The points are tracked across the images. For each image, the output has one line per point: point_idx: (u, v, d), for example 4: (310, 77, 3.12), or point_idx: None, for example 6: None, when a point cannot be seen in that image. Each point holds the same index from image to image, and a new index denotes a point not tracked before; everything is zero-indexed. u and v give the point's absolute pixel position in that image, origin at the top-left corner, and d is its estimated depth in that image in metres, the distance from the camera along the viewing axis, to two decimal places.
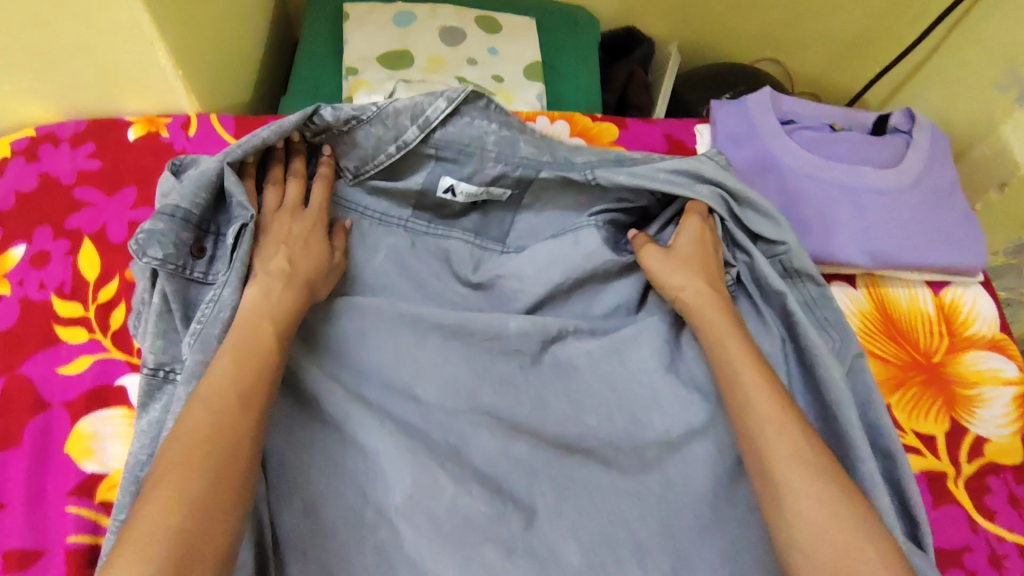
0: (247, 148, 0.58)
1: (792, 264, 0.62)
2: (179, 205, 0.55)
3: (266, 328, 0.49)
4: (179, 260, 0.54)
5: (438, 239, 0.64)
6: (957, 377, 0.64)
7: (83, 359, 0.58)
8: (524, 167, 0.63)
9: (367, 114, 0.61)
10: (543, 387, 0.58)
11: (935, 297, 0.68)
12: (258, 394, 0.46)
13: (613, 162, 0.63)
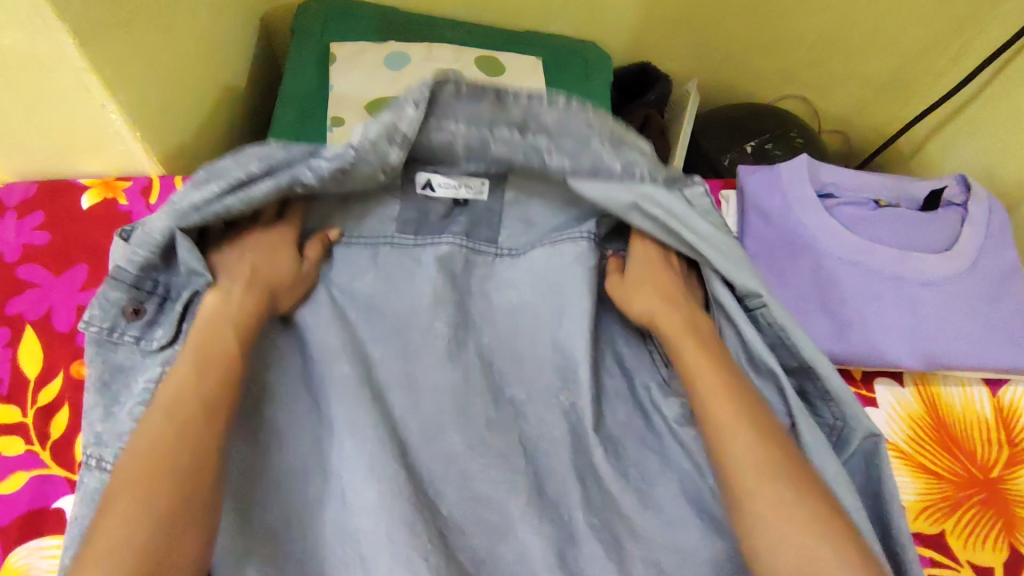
0: (218, 184, 0.52)
1: (771, 319, 0.54)
2: (119, 263, 0.51)
3: (222, 336, 0.45)
4: (107, 323, 0.49)
5: (426, 248, 0.59)
6: (1017, 494, 0.56)
7: (17, 476, 0.51)
8: (495, 164, 0.59)
9: (346, 160, 0.53)
10: (544, 512, 0.50)
11: (992, 398, 0.60)
12: (216, 395, 0.42)
13: (587, 172, 0.58)
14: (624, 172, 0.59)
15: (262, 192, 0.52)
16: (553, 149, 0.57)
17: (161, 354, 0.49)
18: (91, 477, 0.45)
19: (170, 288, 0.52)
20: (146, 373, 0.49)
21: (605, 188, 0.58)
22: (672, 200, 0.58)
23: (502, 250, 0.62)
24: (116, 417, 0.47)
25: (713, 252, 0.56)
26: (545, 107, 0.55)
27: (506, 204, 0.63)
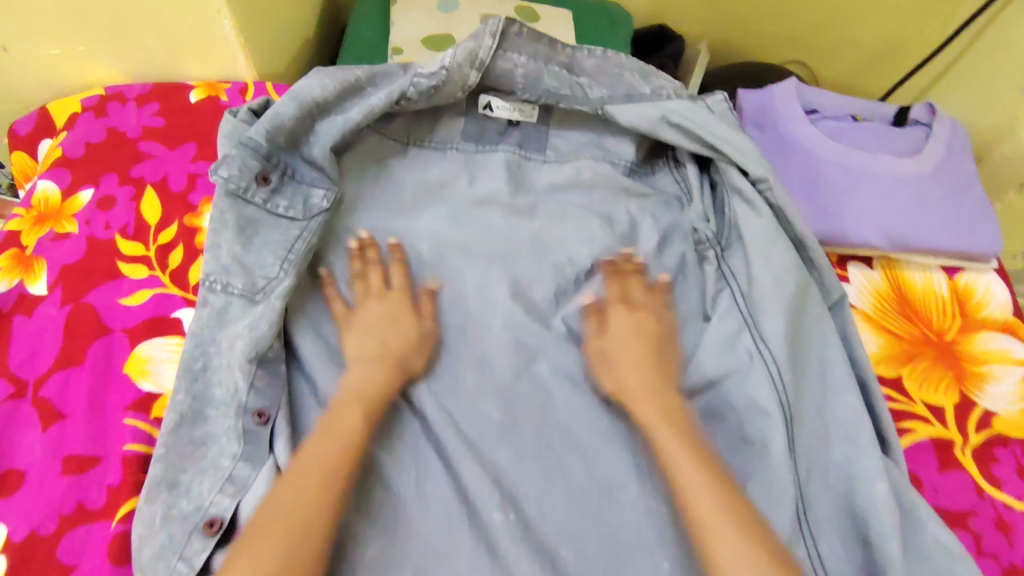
0: (330, 89, 0.66)
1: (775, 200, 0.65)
2: (251, 137, 0.63)
3: (354, 411, 0.53)
4: (243, 183, 0.62)
5: (486, 155, 0.73)
6: (968, 353, 0.66)
7: (143, 293, 0.63)
8: (547, 96, 0.72)
9: (439, 78, 0.67)
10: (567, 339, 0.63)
11: (949, 281, 0.70)
12: (338, 470, 0.49)
13: (623, 97, 0.72)
14: (653, 96, 0.72)
15: (377, 101, 0.66)
16: (592, 85, 0.73)
17: (285, 217, 0.63)
18: (215, 296, 0.58)
19: (290, 165, 0.65)
20: (272, 229, 0.63)
21: (639, 107, 0.71)
22: (696, 113, 0.69)
23: (549, 158, 0.74)
24: (243, 254, 0.61)
25: (731, 151, 0.66)
26: (585, 55, 0.72)
27: (552, 126, 0.75)
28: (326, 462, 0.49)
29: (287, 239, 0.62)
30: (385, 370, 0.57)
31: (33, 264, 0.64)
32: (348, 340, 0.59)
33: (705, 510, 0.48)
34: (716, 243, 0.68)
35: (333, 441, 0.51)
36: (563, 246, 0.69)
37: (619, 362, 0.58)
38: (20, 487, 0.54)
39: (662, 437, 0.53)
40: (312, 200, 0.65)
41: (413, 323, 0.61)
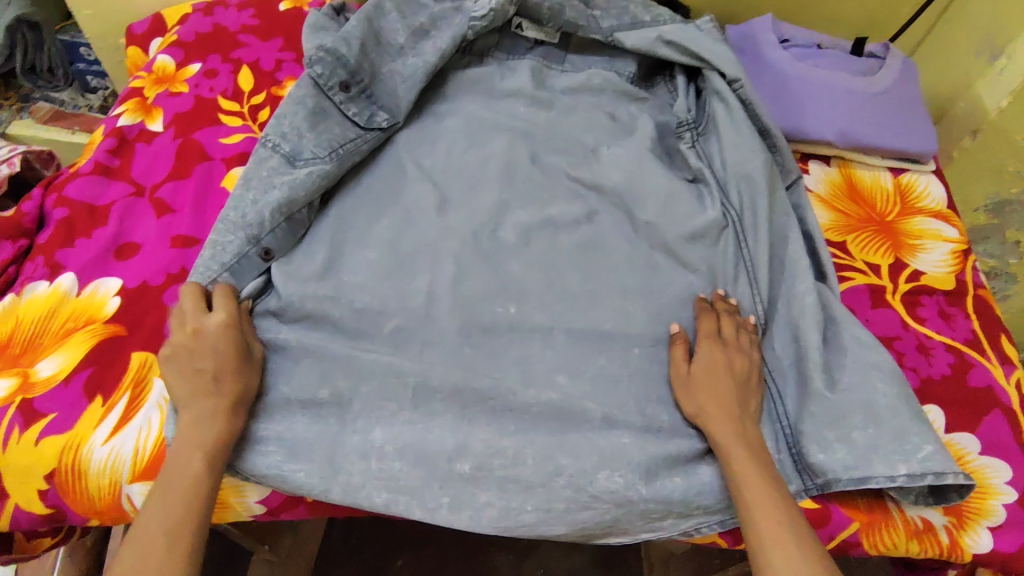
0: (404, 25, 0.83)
1: (746, 95, 0.79)
2: (336, 48, 0.76)
3: (193, 458, 0.53)
4: (327, 81, 0.76)
5: (515, 62, 0.89)
6: (904, 230, 0.79)
7: (238, 135, 0.79)
8: (567, 25, 0.86)
9: (487, 19, 0.83)
10: (570, 191, 0.78)
11: (894, 179, 0.85)
12: (179, 526, 0.51)
13: (629, 25, 0.87)
14: (654, 23, 0.88)
15: (445, 44, 0.81)
16: (604, 16, 0.87)
17: (358, 117, 0.77)
18: (266, 151, 0.72)
19: (369, 87, 0.78)
20: (337, 125, 0.75)
21: (641, 30, 0.86)
22: (685, 31, 0.84)
23: (567, 69, 0.90)
24: (327, 119, 0.76)
25: (712, 57, 0.81)
26: None
27: (571, 49, 0.91)
28: (169, 529, 0.50)
29: (358, 118, 0.77)
30: (224, 408, 0.55)
31: (152, 111, 0.81)
32: (179, 371, 0.57)
33: (768, 531, 0.52)
34: (694, 126, 0.81)
35: (171, 501, 0.51)
36: (572, 129, 0.83)
37: (702, 388, 0.60)
38: (135, 254, 0.68)
39: (727, 455, 0.57)
40: (376, 104, 0.78)
41: (238, 342, 0.58)
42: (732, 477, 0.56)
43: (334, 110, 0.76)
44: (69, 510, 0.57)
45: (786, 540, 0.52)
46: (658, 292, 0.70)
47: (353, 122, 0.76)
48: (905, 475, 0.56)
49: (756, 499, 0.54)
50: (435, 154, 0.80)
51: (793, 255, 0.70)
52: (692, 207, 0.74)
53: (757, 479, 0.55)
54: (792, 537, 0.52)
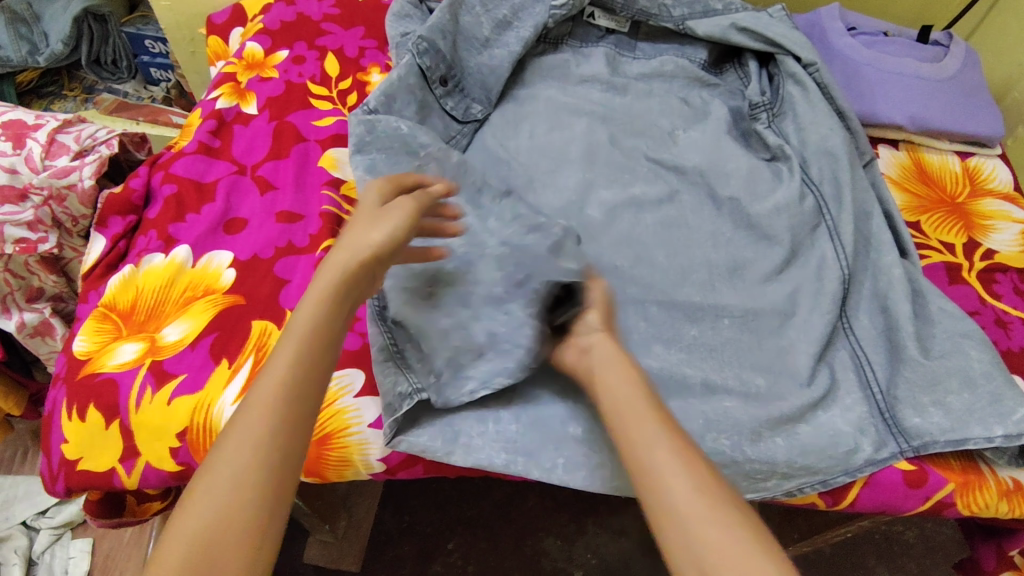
0: (486, 17, 0.86)
1: (821, 79, 0.83)
2: (424, 38, 0.80)
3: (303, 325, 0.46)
4: (434, 71, 0.80)
5: (589, 49, 0.92)
6: (974, 211, 0.82)
7: (330, 118, 0.82)
8: (639, 14, 0.89)
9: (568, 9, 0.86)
10: (651, 171, 0.80)
11: (962, 163, 0.87)
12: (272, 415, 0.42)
13: (701, 14, 0.89)
14: (725, 11, 0.90)
15: (528, 32, 0.85)
16: (676, 5, 0.89)
17: (453, 111, 0.82)
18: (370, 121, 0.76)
19: (461, 80, 0.83)
20: (438, 118, 0.81)
21: (714, 18, 0.88)
22: (758, 18, 0.87)
23: (637, 56, 0.93)
24: (432, 110, 0.81)
25: (788, 43, 0.84)
26: None
27: (641, 37, 0.94)
28: (272, 397, 0.43)
29: (455, 111, 0.82)
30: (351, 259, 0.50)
31: (246, 96, 0.85)
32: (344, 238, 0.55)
33: (685, 489, 0.43)
34: (769, 108, 0.83)
35: (266, 386, 0.43)
36: (646, 114, 0.86)
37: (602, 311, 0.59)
38: (244, 229, 0.71)
39: (607, 381, 0.51)
40: (469, 99, 0.84)
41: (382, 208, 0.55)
42: (633, 418, 0.47)
43: (437, 99, 0.81)
44: (197, 467, 0.60)
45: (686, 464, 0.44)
46: (743, 266, 0.72)
47: (451, 113, 0.82)
48: (1002, 436, 0.59)
49: (647, 429, 0.47)
50: (519, 138, 0.83)
51: (875, 233, 0.73)
52: (769, 185, 0.76)
53: (644, 415, 0.47)
54: (691, 460, 0.44)
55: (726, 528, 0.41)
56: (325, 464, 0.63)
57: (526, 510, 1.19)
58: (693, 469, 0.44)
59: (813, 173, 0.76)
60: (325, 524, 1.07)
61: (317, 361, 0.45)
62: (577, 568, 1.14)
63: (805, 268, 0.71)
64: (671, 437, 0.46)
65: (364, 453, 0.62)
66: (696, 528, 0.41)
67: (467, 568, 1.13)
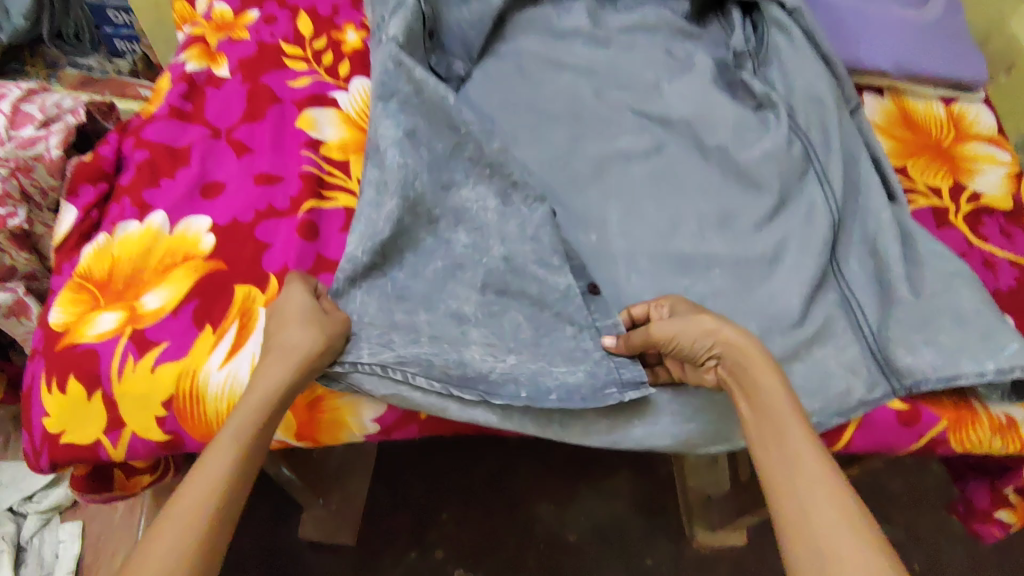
0: None
1: (807, 25, 0.81)
2: None
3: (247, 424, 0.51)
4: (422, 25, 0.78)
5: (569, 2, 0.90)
6: (959, 155, 0.82)
7: (306, 78, 0.79)
8: None
9: None
10: (637, 124, 0.79)
11: (946, 108, 0.87)
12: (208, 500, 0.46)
13: None
14: None
15: None
16: None
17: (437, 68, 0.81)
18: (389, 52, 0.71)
19: (440, 38, 0.81)
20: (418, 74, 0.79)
21: None
22: None
23: (619, 9, 0.91)
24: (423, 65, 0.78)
25: None
26: None
27: None
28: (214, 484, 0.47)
29: (439, 68, 0.81)
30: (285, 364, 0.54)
31: (216, 58, 0.82)
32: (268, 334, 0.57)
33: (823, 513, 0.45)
34: (753, 58, 0.83)
35: (208, 474, 0.48)
36: (630, 66, 0.84)
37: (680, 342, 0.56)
38: (221, 193, 0.69)
39: (755, 393, 0.52)
40: (448, 57, 0.82)
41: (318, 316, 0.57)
42: (775, 435, 0.49)
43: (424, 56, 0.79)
44: (186, 435, 0.59)
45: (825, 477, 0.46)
46: (734, 215, 0.72)
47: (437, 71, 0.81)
48: (994, 371, 0.59)
49: (789, 446, 0.48)
50: (502, 94, 0.81)
51: (864, 179, 0.72)
52: (757, 133, 0.75)
53: (785, 431, 0.49)
54: (826, 482, 0.46)
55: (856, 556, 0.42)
56: (318, 425, 0.62)
57: (519, 477, 1.19)
58: (836, 497, 0.45)
59: (801, 120, 0.75)
60: (316, 498, 1.08)
61: (252, 457, 0.50)
62: (570, 532, 1.15)
63: (794, 215, 0.71)
64: (817, 456, 0.47)
65: (357, 418, 0.62)
66: (825, 549, 0.43)
67: (462, 537, 1.13)
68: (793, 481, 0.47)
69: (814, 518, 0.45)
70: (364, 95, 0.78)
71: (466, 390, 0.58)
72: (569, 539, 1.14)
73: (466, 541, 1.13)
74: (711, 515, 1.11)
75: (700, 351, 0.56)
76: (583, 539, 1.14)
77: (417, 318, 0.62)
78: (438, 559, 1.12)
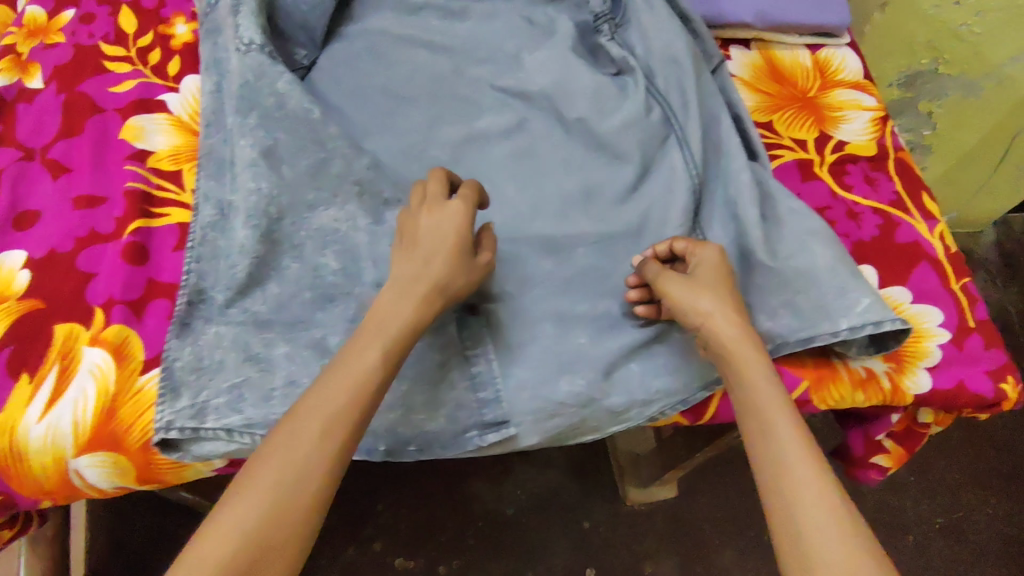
0: None
1: None
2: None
3: (338, 404, 0.47)
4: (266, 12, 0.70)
5: None
6: (824, 104, 0.81)
7: (130, 82, 0.72)
8: None
9: None
10: (497, 101, 0.74)
11: (813, 55, 0.85)
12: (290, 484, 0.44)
13: None
14: None
15: None
16: None
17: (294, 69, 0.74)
18: (246, 55, 0.65)
19: (277, 22, 0.74)
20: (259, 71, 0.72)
21: None
22: None
23: None
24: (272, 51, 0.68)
25: None
26: None
27: None
28: (300, 465, 0.45)
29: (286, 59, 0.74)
30: (416, 304, 0.52)
31: (29, 67, 0.74)
32: (403, 239, 0.55)
33: (812, 497, 0.45)
34: (610, 18, 0.78)
35: (287, 455, 0.45)
36: (487, 36, 0.79)
37: (678, 305, 0.56)
38: (37, 222, 0.63)
39: (741, 373, 0.52)
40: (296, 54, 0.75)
41: (463, 244, 0.54)
42: (760, 412, 0.50)
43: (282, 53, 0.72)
44: (19, 494, 0.56)
45: (814, 476, 0.46)
46: (598, 191, 0.69)
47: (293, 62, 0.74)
48: (846, 329, 0.59)
49: (777, 427, 0.48)
50: (352, 77, 0.75)
51: (727, 142, 0.70)
52: (617, 101, 0.72)
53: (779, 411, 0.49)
54: (809, 464, 0.47)
55: (838, 543, 0.43)
56: (160, 468, 0.56)
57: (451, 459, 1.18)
58: (821, 481, 0.46)
59: (660, 82, 0.72)
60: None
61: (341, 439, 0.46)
62: (508, 506, 1.15)
63: (657, 185, 0.69)
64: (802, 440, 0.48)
65: (206, 466, 0.56)
66: (805, 525, 0.45)
67: (400, 525, 1.12)
68: (786, 459, 0.47)
69: (802, 498, 0.45)
70: (196, 95, 0.72)
71: None
72: (507, 513, 1.14)
73: (405, 530, 1.12)
74: (640, 472, 1.14)
75: (688, 323, 0.55)
76: (521, 511, 1.15)
77: (275, 352, 0.56)
78: (378, 551, 1.10)
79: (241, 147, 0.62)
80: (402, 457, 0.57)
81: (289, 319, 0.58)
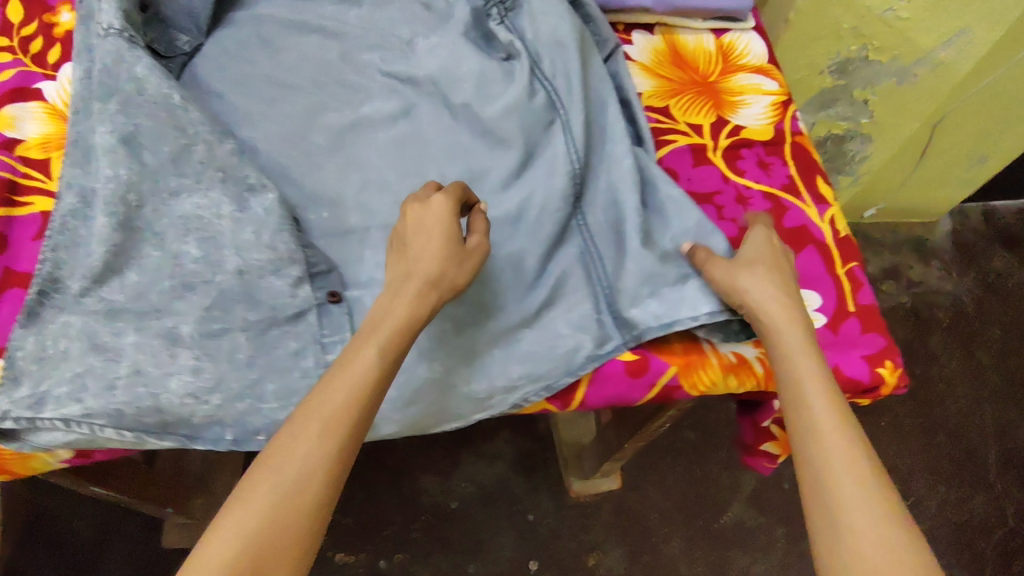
0: None
1: None
2: None
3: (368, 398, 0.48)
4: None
5: None
6: (724, 88, 0.80)
7: (7, 71, 0.71)
8: None
9: None
10: (383, 88, 0.73)
11: (717, 40, 0.84)
12: (318, 472, 0.46)
13: None
14: None
15: None
16: None
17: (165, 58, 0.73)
18: (107, 38, 0.63)
19: (158, 9, 0.74)
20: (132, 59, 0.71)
21: None
22: None
23: None
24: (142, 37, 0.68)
25: None
26: None
27: None
28: (330, 458, 0.46)
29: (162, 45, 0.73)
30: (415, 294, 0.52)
31: None
32: (402, 240, 0.55)
33: (841, 476, 0.48)
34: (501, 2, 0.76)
35: (328, 445, 0.46)
36: (379, 23, 0.77)
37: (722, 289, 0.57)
38: None
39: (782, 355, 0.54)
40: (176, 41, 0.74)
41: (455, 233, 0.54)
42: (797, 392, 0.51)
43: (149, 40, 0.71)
44: None
45: (851, 457, 0.48)
46: (479, 177, 0.68)
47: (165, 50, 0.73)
48: (706, 313, 0.59)
49: (814, 407, 0.50)
50: (236, 66, 0.74)
51: (612, 127, 0.69)
52: (501, 86, 0.71)
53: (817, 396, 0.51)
54: (843, 445, 0.49)
55: (871, 525, 0.46)
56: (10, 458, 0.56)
57: (396, 452, 1.16)
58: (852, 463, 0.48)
59: (546, 67, 0.71)
60: (167, 506, 0.99)
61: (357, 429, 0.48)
62: (453, 499, 1.13)
63: (539, 170, 0.68)
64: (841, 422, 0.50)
65: (52, 457, 0.56)
66: (839, 507, 0.47)
67: (344, 520, 1.10)
68: (815, 440, 0.49)
69: (834, 480, 0.48)
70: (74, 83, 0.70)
71: (164, 436, 0.55)
72: (451, 507, 1.13)
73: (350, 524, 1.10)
74: (583, 464, 1.12)
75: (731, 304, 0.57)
76: (467, 504, 1.13)
77: (124, 341, 0.55)
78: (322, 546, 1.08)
79: (101, 135, 0.60)
80: (249, 446, 0.57)
81: (144, 306, 0.57)
